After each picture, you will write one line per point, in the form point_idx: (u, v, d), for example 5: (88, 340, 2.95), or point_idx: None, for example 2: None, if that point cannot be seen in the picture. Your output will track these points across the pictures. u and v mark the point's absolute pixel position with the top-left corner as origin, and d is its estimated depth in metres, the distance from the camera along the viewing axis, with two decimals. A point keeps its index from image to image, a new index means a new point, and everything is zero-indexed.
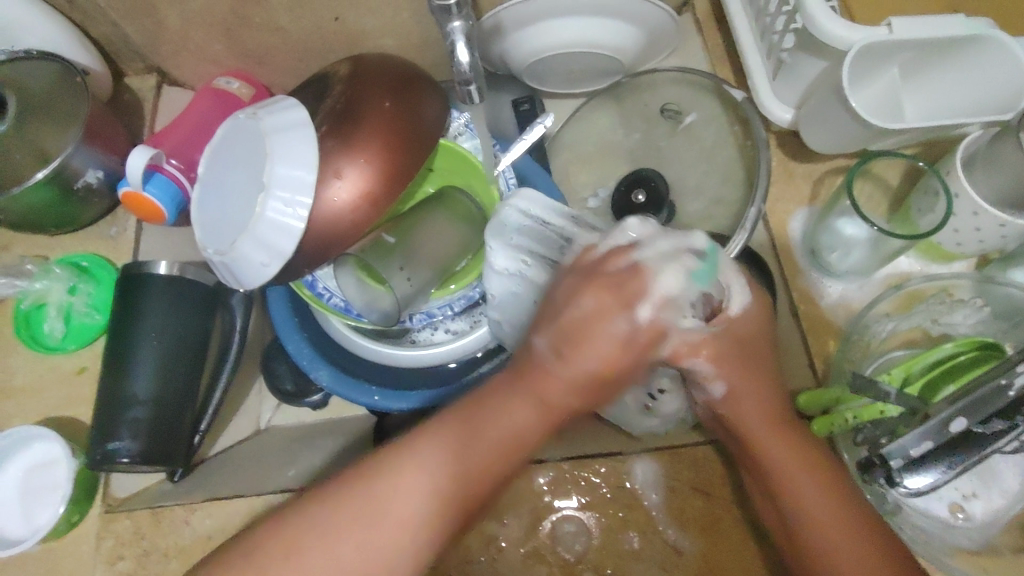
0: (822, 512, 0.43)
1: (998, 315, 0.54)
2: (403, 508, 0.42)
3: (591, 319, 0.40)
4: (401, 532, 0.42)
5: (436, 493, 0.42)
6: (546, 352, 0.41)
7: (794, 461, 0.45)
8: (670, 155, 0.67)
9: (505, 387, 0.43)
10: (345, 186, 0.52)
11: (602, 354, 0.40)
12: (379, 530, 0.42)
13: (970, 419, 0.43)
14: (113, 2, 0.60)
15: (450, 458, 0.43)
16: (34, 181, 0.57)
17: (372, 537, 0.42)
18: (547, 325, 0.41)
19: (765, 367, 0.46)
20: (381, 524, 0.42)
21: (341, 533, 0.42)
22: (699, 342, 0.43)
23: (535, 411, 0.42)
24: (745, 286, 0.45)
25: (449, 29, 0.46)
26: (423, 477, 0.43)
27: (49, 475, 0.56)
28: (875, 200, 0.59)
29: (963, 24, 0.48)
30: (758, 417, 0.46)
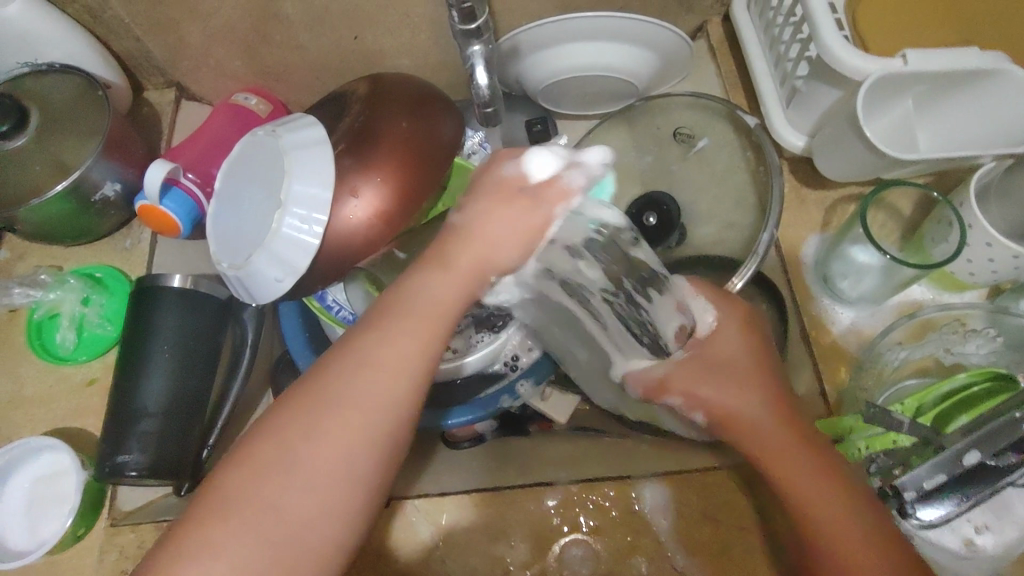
0: (835, 518, 0.40)
1: (1012, 345, 0.54)
2: (340, 426, 0.39)
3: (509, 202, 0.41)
4: (349, 445, 0.39)
5: (379, 390, 0.40)
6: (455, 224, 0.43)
7: (818, 481, 0.41)
8: (681, 180, 0.68)
9: (429, 269, 0.43)
10: (361, 205, 0.53)
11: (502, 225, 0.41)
12: (314, 451, 0.38)
13: (983, 451, 0.43)
14: (137, 19, 0.61)
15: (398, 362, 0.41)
16: (54, 193, 0.58)
17: (320, 466, 0.38)
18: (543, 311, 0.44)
19: (759, 385, 0.45)
20: (328, 452, 0.38)
21: (271, 479, 0.37)
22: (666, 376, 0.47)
23: (451, 276, 0.42)
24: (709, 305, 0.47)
25: (469, 53, 0.46)
26: (351, 386, 0.40)
27: (57, 487, 0.57)
28: (887, 228, 0.59)
29: (977, 57, 0.49)
30: (774, 443, 0.43)
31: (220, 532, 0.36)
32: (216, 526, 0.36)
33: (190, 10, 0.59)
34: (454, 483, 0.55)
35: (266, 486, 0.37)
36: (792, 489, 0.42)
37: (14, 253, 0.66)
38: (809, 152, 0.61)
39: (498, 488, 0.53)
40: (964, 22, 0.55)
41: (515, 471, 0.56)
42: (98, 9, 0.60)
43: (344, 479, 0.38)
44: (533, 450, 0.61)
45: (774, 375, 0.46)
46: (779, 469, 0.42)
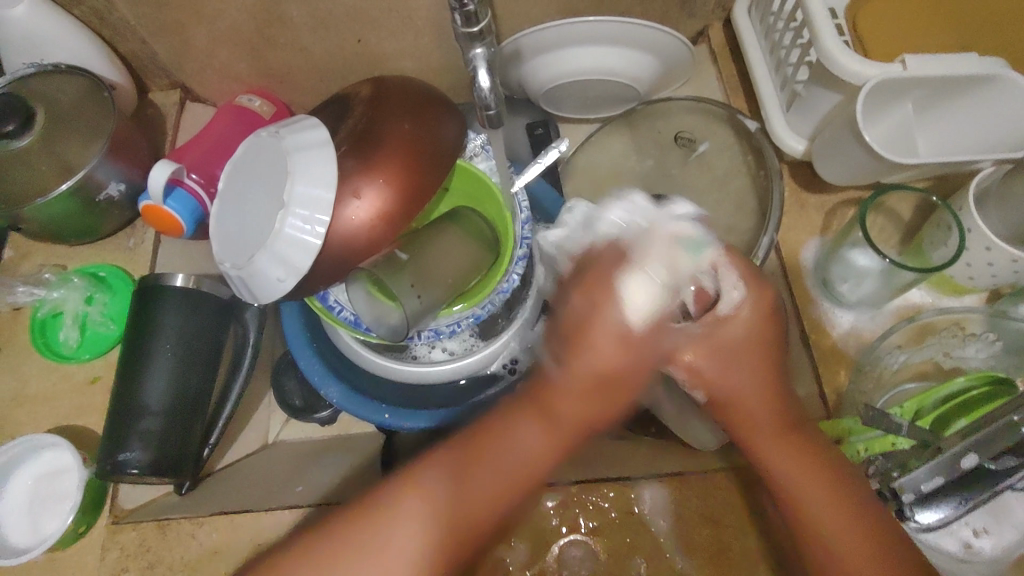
0: (839, 534, 0.42)
1: (1011, 349, 0.54)
2: (415, 529, 0.44)
3: (604, 325, 0.43)
4: (415, 545, 0.43)
5: (458, 510, 0.44)
6: (558, 367, 0.46)
7: (801, 470, 0.44)
8: (682, 184, 0.68)
9: (529, 407, 0.46)
10: (363, 206, 0.53)
11: (606, 348, 0.44)
12: (390, 547, 0.43)
13: (981, 455, 0.43)
14: (143, 21, 0.61)
15: (491, 492, 0.45)
16: (59, 192, 0.58)
17: (393, 554, 0.43)
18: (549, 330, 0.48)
19: (756, 366, 0.45)
20: (399, 535, 0.44)
21: (351, 557, 0.43)
22: (684, 344, 0.45)
23: (545, 429, 0.45)
24: (738, 282, 0.44)
25: (472, 56, 0.47)
26: (444, 497, 0.44)
27: (59, 485, 0.57)
28: (886, 232, 0.60)
29: (976, 64, 0.49)
30: (764, 423, 0.45)
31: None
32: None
33: (197, 12, 0.60)
34: None
35: (344, 564, 0.43)
36: (788, 494, 0.44)
37: (19, 252, 0.67)
38: (809, 156, 0.61)
39: None
40: (962, 29, 0.55)
41: None
42: (105, 11, 0.61)
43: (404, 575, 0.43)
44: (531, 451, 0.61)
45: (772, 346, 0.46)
46: (763, 450, 0.45)
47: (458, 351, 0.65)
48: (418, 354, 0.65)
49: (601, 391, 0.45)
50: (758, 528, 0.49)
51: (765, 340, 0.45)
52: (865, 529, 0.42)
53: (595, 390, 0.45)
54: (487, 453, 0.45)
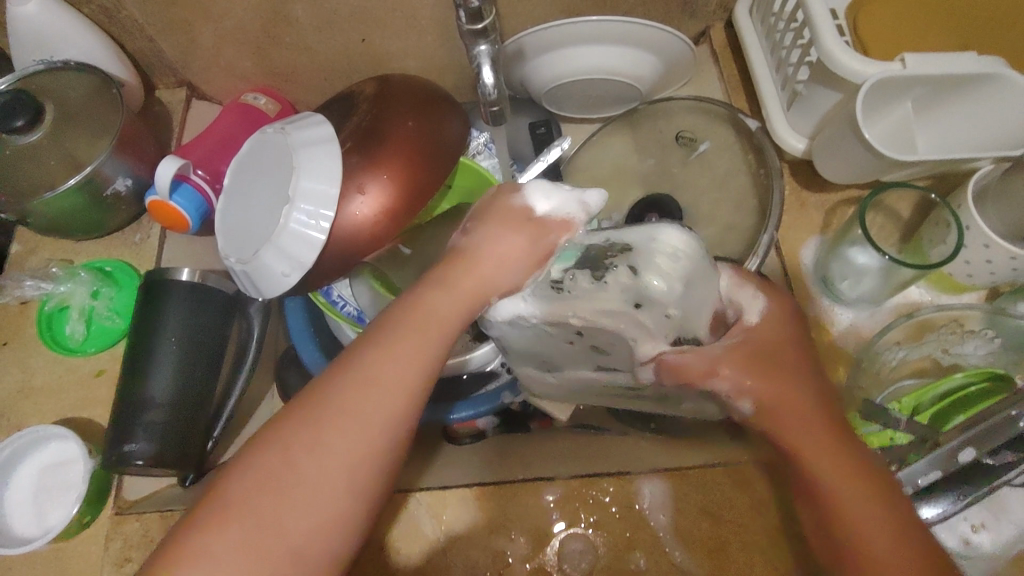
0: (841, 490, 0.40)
1: (1009, 346, 0.54)
2: (339, 452, 0.39)
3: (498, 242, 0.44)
4: (338, 464, 0.39)
5: (376, 407, 0.40)
6: (462, 240, 0.45)
7: (823, 444, 0.41)
8: (684, 181, 0.68)
9: (437, 285, 0.44)
10: (367, 201, 0.54)
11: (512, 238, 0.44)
12: (309, 473, 0.38)
13: (980, 449, 0.44)
14: (151, 19, 0.62)
15: (404, 369, 0.41)
16: (67, 187, 0.59)
17: (321, 475, 0.38)
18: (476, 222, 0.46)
19: (806, 374, 0.43)
20: (326, 455, 0.39)
21: (275, 490, 0.38)
22: (719, 360, 0.41)
23: (456, 296, 0.43)
24: (759, 295, 0.44)
25: (476, 53, 0.47)
26: (344, 401, 0.40)
27: (65, 476, 0.58)
28: (886, 230, 0.60)
29: (975, 61, 0.50)
30: (799, 419, 0.41)
31: (212, 545, 0.37)
32: (218, 529, 0.37)
33: (204, 11, 0.61)
34: (455, 478, 0.55)
35: (264, 499, 0.38)
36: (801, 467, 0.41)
37: (26, 247, 0.67)
38: (809, 155, 0.62)
39: (499, 483, 0.53)
40: (961, 29, 0.56)
41: (515, 467, 0.56)
42: (113, 9, 0.62)
43: (337, 490, 0.38)
44: (533, 447, 0.61)
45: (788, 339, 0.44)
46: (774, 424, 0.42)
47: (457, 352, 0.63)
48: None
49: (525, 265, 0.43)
50: (759, 522, 0.49)
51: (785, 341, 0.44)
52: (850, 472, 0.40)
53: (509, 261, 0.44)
54: (400, 345, 0.41)
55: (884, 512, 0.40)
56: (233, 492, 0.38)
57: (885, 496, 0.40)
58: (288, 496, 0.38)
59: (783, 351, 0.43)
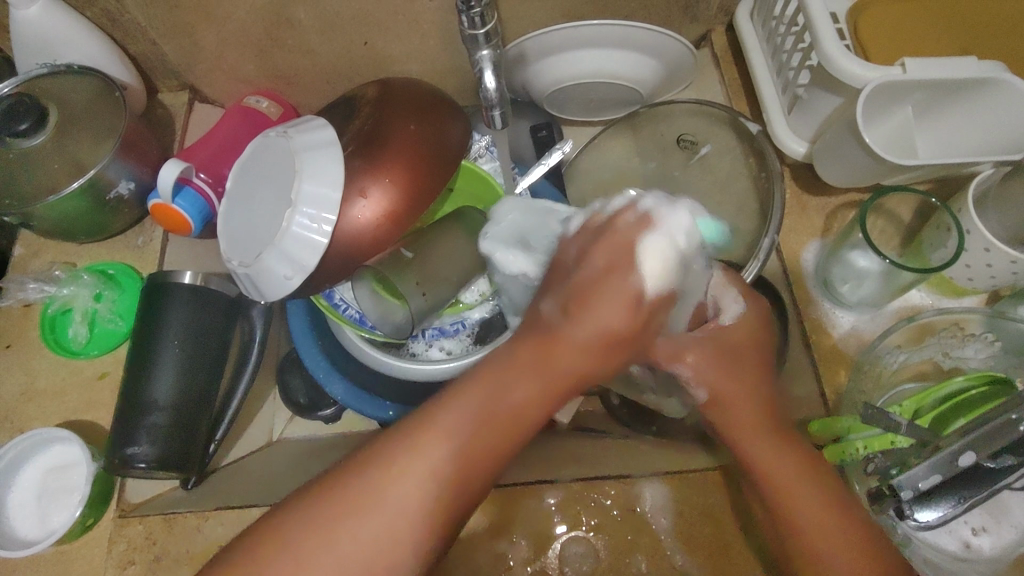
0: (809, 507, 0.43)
1: (1010, 350, 0.54)
2: (405, 504, 0.39)
3: (620, 283, 0.41)
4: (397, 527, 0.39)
5: (438, 472, 0.40)
6: (557, 323, 0.41)
7: (778, 458, 0.44)
8: (686, 184, 0.67)
9: (508, 355, 0.42)
10: (369, 205, 0.54)
11: (614, 308, 0.41)
12: (376, 526, 0.39)
13: (979, 453, 0.43)
14: (154, 22, 0.62)
15: (466, 443, 0.40)
16: (70, 190, 0.59)
17: (380, 529, 0.39)
18: (554, 290, 0.43)
19: (756, 380, 0.46)
20: (390, 513, 0.39)
21: (334, 539, 0.38)
22: (682, 349, 0.46)
23: (537, 379, 0.41)
24: (738, 298, 0.48)
25: (478, 57, 0.47)
26: (415, 458, 0.40)
27: (68, 478, 0.58)
28: (887, 234, 0.60)
29: (976, 66, 0.50)
30: (741, 420, 0.45)
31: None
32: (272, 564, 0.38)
33: (207, 14, 0.61)
34: None
35: (320, 547, 0.38)
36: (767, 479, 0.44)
37: (29, 249, 0.67)
38: (810, 159, 0.62)
39: (501, 486, 0.53)
40: (961, 33, 0.56)
41: (517, 469, 0.56)
42: (116, 12, 0.62)
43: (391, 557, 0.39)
44: (535, 448, 0.61)
45: (760, 350, 0.47)
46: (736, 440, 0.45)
47: (457, 351, 0.65)
48: (415, 352, 0.65)
49: (609, 342, 0.41)
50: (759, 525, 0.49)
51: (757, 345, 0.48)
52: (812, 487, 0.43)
53: (599, 337, 0.41)
54: (467, 414, 0.41)
55: (837, 522, 0.42)
56: (297, 532, 0.38)
57: (831, 501, 0.43)
58: (345, 547, 0.38)
59: (754, 352, 0.47)
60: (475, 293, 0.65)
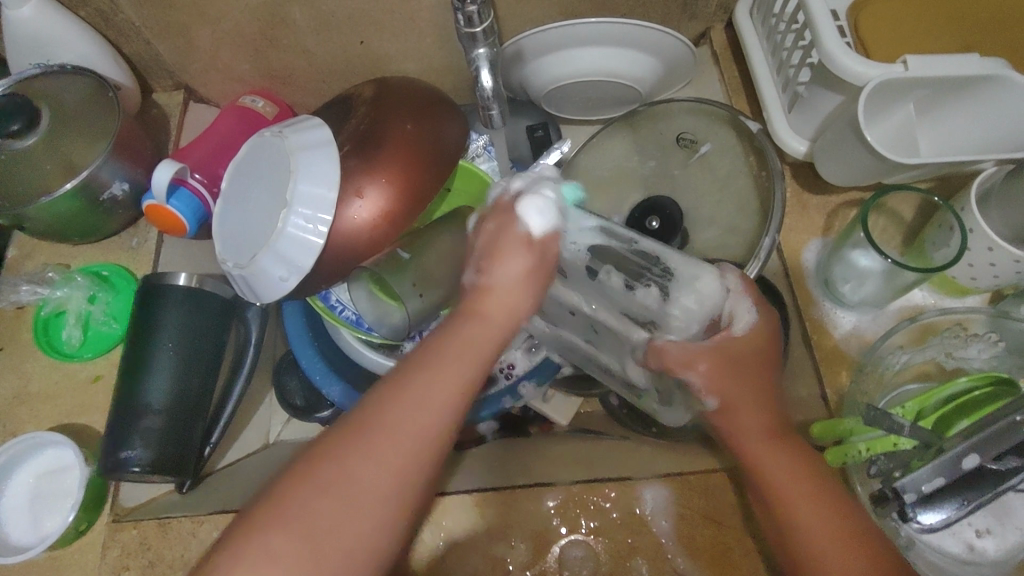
0: (811, 521, 0.42)
1: (1013, 350, 0.54)
2: (375, 477, 0.37)
3: (512, 231, 0.44)
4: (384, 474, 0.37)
5: (394, 443, 0.38)
6: (481, 279, 0.43)
7: (788, 468, 0.44)
8: (684, 184, 0.68)
9: (465, 320, 0.42)
10: (366, 206, 0.53)
11: (515, 259, 0.43)
12: (347, 495, 0.37)
13: (984, 454, 0.43)
14: (148, 21, 0.62)
15: (426, 403, 0.39)
16: (63, 191, 0.58)
17: (337, 517, 0.36)
18: (476, 259, 0.45)
19: (757, 382, 0.46)
20: (350, 495, 0.37)
21: (298, 525, 0.36)
22: (695, 355, 0.45)
23: (484, 328, 0.42)
24: (751, 306, 0.46)
25: (474, 56, 0.47)
26: (394, 411, 0.38)
27: (62, 482, 0.57)
28: (889, 233, 0.60)
29: (977, 63, 0.49)
30: (749, 430, 0.46)
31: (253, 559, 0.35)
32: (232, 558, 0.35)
33: (201, 13, 0.60)
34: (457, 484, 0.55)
35: (280, 525, 0.36)
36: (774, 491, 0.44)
37: (22, 251, 0.67)
38: (811, 158, 0.61)
39: (501, 489, 0.52)
40: (962, 30, 0.55)
41: (514, 472, 0.55)
42: (109, 11, 0.61)
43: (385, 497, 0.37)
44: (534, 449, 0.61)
45: (773, 354, 0.47)
46: (751, 453, 0.45)
47: None
48: (408, 352, 0.64)
49: (535, 274, 0.44)
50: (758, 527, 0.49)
51: (766, 353, 0.47)
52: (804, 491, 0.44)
53: (527, 275, 0.43)
54: (432, 368, 0.40)
55: (838, 523, 0.43)
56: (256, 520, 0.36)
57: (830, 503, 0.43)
58: (302, 528, 0.36)
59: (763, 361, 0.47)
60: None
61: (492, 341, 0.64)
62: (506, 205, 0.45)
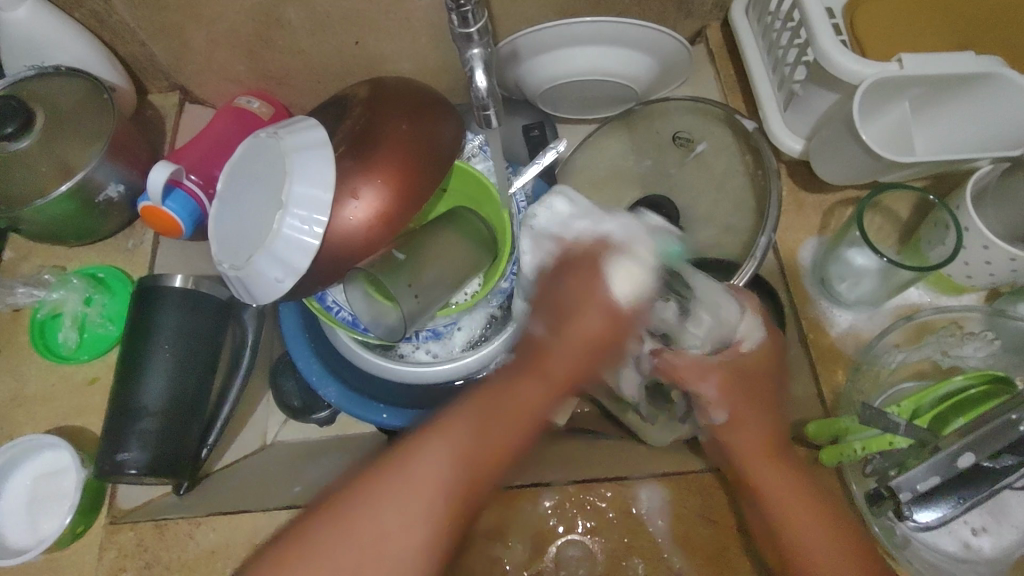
0: (810, 530, 0.45)
1: (1010, 348, 0.53)
2: (398, 507, 0.41)
3: (601, 293, 0.44)
4: (435, 491, 0.42)
5: (441, 469, 0.42)
6: (549, 337, 0.45)
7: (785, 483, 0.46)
8: (680, 183, 0.68)
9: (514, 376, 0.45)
10: (361, 206, 0.53)
11: (594, 320, 0.44)
12: (368, 525, 0.41)
13: (978, 454, 0.42)
14: (143, 23, 0.62)
15: (472, 441, 0.43)
16: (58, 194, 0.58)
17: (371, 531, 0.41)
18: (542, 309, 0.46)
19: (764, 397, 0.49)
20: (389, 509, 0.41)
21: (341, 532, 0.41)
22: (708, 368, 0.47)
23: (541, 386, 0.44)
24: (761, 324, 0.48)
25: (468, 56, 0.47)
26: (437, 445, 0.43)
27: (59, 485, 0.57)
28: (885, 231, 0.60)
29: (972, 61, 0.49)
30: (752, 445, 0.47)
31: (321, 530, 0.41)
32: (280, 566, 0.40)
33: (196, 15, 0.60)
34: None
35: (336, 540, 0.40)
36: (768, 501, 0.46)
37: (17, 253, 0.67)
38: (807, 156, 0.61)
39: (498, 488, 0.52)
40: (957, 28, 0.55)
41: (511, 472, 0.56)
42: (104, 13, 0.61)
43: (431, 506, 0.42)
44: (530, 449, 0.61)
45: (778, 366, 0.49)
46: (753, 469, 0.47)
47: (445, 353, 0.65)
48: (401, 352, 0.65)
49: (604, 344, 0.44)
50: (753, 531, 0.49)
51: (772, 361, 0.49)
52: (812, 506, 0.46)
53: (595, 340, 0.44)
54: (484, 402, 0.44)
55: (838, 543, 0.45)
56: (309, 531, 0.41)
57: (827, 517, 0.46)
58: (346, 539, 0.41)
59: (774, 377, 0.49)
60: (464, 295, 0.64)
61: (485, 344, 0.64)
62: (591, 253, 0.45)
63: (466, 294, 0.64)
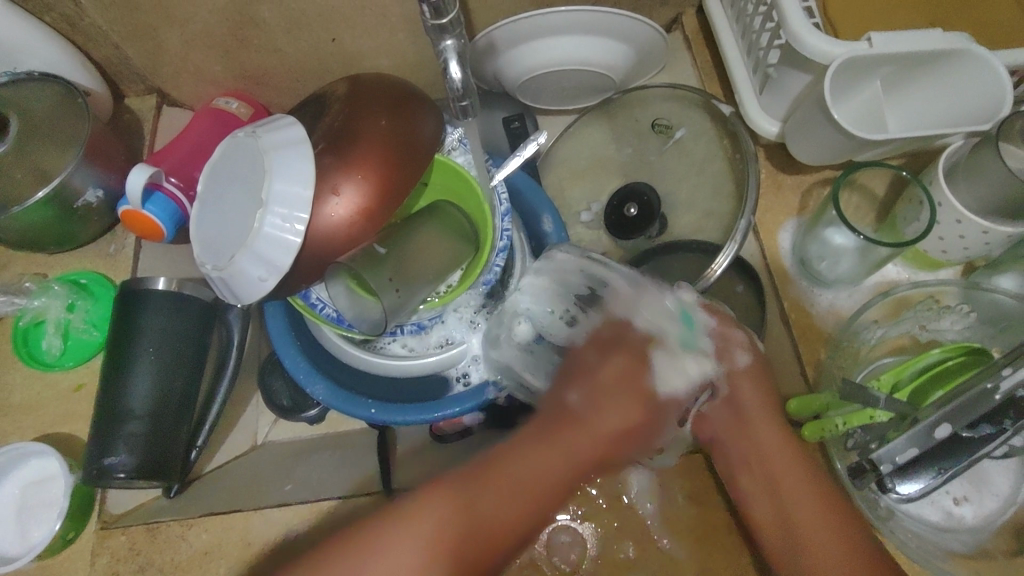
0: (812, 520, 0.46)
1: (986, 320, 0.54)
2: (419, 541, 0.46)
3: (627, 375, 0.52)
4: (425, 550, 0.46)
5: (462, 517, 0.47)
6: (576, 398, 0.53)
7: (789, 466, 0.49)
8: (662, 171, 0.67)
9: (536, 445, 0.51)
10: (342, 202, 0.53)
11: (627, 405, 0.51)
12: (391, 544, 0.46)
13: (956, 424, 0.42)
14: (115, 25, 0.61)
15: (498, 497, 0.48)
16: (35, 200, 0.58)
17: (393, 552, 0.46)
18: (578, 383, 0.54)
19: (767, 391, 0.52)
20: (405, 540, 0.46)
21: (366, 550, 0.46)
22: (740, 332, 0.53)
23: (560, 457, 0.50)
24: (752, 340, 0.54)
25: (442, 48, 0.46)
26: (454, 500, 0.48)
27: (47, 493, 0.57)
28: (863, 210, 0.61)
29: (941, 38, 0.50)
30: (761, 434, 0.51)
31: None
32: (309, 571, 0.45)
33: (168, 16, 0.59)
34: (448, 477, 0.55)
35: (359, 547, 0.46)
36: (777, 482, 0.49)
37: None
38: (783, 138, 0.62)
39: None
40: (927, 6, 0.56)
41: None
42: (75, 17, 0.60)
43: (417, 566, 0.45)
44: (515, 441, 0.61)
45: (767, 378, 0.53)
46: (766, 453, 0.50)
47: (420, 347, 0.65)
48: (378, 345, 0.65)
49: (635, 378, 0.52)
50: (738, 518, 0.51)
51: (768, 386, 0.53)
52: (817, 496, 0.48)
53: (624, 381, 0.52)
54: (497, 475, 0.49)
55: (838, 545, 0.45)
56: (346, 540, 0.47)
57: (837, 512, 0.46)
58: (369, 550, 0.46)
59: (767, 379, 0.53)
60: (446, 286, 0.63)
61: (461, 342, 0.65)
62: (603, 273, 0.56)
63: (447, 287, 0.63)
